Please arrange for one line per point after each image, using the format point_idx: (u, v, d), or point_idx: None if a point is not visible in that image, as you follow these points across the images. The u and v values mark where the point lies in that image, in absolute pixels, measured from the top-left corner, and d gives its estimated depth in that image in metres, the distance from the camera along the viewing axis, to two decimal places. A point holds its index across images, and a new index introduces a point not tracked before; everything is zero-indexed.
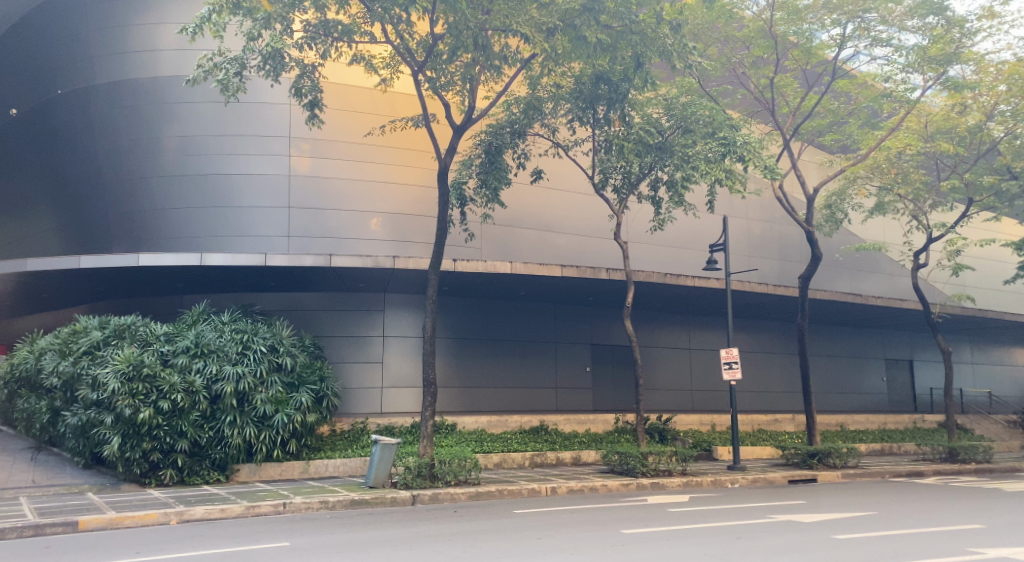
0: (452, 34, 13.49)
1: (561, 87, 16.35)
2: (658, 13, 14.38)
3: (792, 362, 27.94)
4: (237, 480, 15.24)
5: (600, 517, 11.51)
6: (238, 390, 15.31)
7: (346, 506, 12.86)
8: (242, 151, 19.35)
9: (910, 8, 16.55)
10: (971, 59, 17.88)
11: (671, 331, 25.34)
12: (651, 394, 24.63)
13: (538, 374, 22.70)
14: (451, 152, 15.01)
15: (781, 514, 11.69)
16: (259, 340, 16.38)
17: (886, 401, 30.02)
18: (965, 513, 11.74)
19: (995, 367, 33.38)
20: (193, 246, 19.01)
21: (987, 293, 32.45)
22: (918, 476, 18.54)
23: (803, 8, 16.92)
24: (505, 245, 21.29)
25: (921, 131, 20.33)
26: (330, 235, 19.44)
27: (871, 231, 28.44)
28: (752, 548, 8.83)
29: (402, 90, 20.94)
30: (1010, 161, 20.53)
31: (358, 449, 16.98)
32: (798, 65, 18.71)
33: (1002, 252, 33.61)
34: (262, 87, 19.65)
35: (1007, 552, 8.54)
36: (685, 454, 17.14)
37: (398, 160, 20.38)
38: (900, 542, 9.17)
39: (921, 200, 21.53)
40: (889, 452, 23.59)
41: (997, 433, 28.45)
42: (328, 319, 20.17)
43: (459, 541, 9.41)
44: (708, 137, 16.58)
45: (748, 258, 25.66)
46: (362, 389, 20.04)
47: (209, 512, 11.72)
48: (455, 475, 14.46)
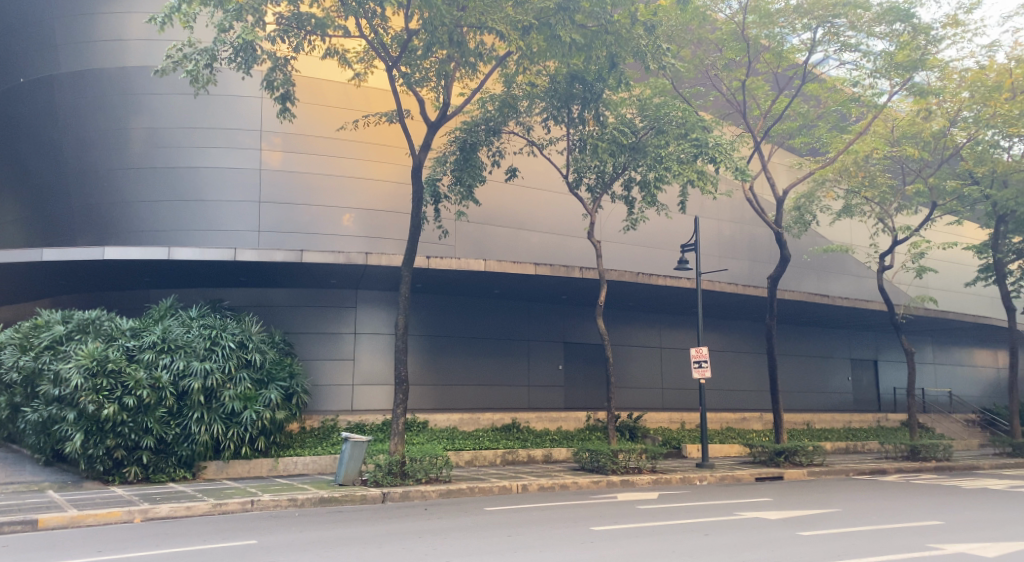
0: (427, 30, 13.45)
1: (536, 85, 16.39)
2: (633, 14, 14.45)
3: (761, 362, 28.33)
4: (203, 477, 15.02)
5: (570, 515, 11.52)
6: (206, 387, 15.13)
7: (315, 504, 12.77)
8: (211, 144, 19.08)
9: (878, 14, 16.82)
10: (935, 67, 18.23)
11: (643, 330, 25.53)
12: (622, 392, 24.80)
13: (510, 371, 22.74)
14: (425, 148, 14.92)
15: (747, 512, 11.84)
16: (227, 336, 16.18)
17: (851, 400, 30.57)
18: (927, 511, 11.99)
19: (956, 367, 34.16)
20: (161, 240, 18.69)
21: (949, 295, 33.22)
22: (881, 474, 18.86)
23: (774, 12, 17.16)
24: (479, 243, 21.27)
25: (888, 136, 20.70)
26: (301, 230, 19.26)
27: (838, 233, 28.94)
28: (718, 545, 8.92)
29: (376, 86, 20.78)
30: (973, 166, 21.11)
31: (328, 447, 16.87)
32: (769, 68, 18.96)
33: (964, 255, 34.44)
34: (233, 79, 19.39)
35: (966, 548, 8.73)
36: (655, 452, 17.28)
37: (370, 155, 20.26)
38: (863, 538, 9.35)
39: (887, 203, 21.84)
40: (854, 450, 24.03)
41: (957, 432, 29.09)
42: (299, 315, 19.97)
43: (427, 540, 9.36)
44: (681, 137, 16.65)
45: (719, 258, 25.94)
46: (333, 386, 19.90)
47: (173, 510, 11.55)
48: (425, 473, 14.44)
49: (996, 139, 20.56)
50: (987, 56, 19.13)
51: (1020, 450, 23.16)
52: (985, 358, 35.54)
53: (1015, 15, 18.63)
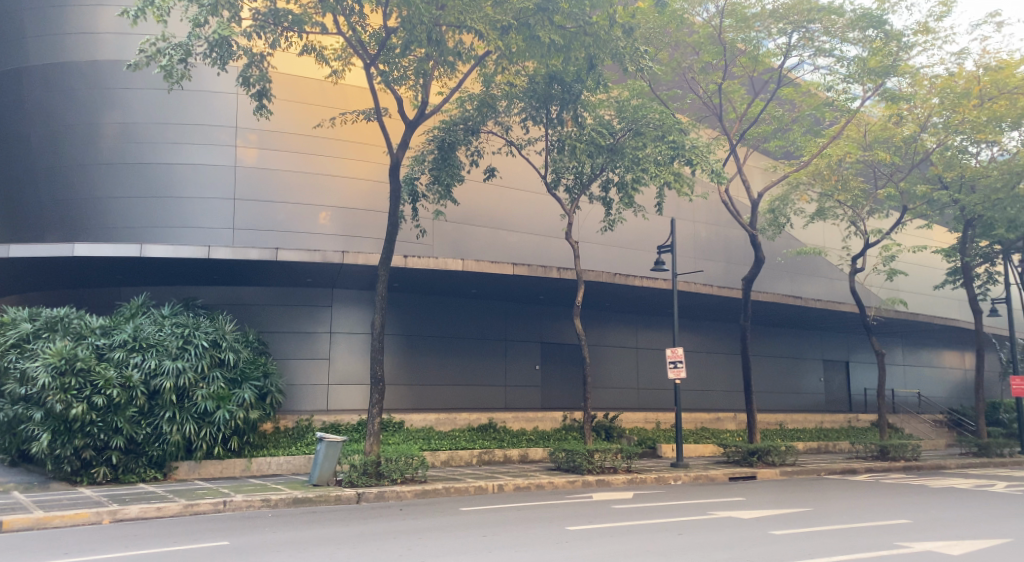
0: (405, 28, 13.38)
1: (514, 85, 16.39)
2: (612, 16, 14.45)
3: (735, 362, 28.61)
4: (175, 478, 14.82)
5: (544, 514, 11.55)
6: (178, 386, 14.94)
7: (288, 505, 12.66)
8: (186, 141, 18.84)
9: (851, 20, 17.07)
10: (907, 73, 18.50)
11: (620, 331, 25.67)
12: (598, 392, 24.90)
13: (487, 372, 22.73)
14: (403, 147, 14.81)
15: (720, 511, 11.94)
16: (200, 335, 15.96)
17: (823, 400, 31.01)
18: (896, 509, 12.16)
19: (925, 369, 34.77)
20: (133, 237, 18.40)
21: (919, 297, 33.82)
22: (852, 474, 19.14)
23: (751, 16, 17.35)
24: (456, 243, 21.23)
25: (860, 140, 20.92)
26: (276, 228, 19.08)
27: (812, 235, 29.31)
28: (691, 544, 8.99)
29: (354, 83, 20.69)
30: (942, 171, 21.51)
31: (302, 447, 16.75)
32: (745, 72, 19.14)
33: (933, 258, 35.10)
34: (208, 75, 19.18)
35: (932, 546, 8.90)
36: (630, 452, 17.38)
37: (348, 153, 20.13)
38: (834, 537, 9.49)
39: (860, 207, 22.13)
40: (826, 450, 24.36)
41: (925, 432, 29.64)
42: (274, 314, 19.79)
43: (402, 540, 9.33)
44: (658, 140, 16.74)
45: (695, 260, 26.16)
46: (308, 385, 19.74)
47: (144, 511, 11.39)
48: (401, 473, 14.38)
49: (964, 144, 20.88)
50: (957, 63, 19.50)
51: (985, 450, 23.65)
52: (952, 359, 36.23)
53: (984, 23, 19.01)
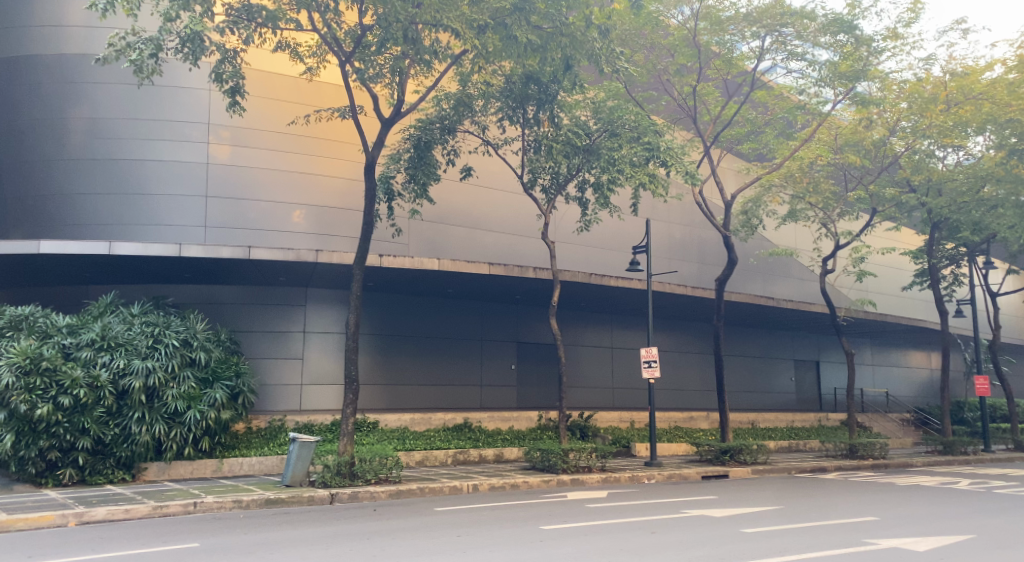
0: (381, 25, 13.28)
1: (491, 85, 16.39)
2: (588, 17, 14.42)
3: (708, 362, 28.88)
4: (144, 479, 14.61)
5: (518, 514, 11.55)
6: (147, 386, 14.70)
7: (260, 506, 12.52)
8: (156, 137, 18.56)
9: (823, 24, 17.32)
10: (876, 77, 18.75)
11: (595, 331, 25.79)
12: (573, 392, 24.99)
13: (462, 372, 22.70)
14: (379, 145, 14.68)
15: (692, 510, 12.04)
16: (171, 333, 15.73)
17: (794, 400, 31.43)
18: (866, 507, 12.35)
19: (894, 369, 35.38)
20: (101, 234, 18.08)
21: (888, 298, 34.44)
22: (822, 472, 19.43)
23: (725, 19, 17.55)
24: (432, 242, 21.16)
25: (831, 143, 21.18)
26: (249, 226, 18.89)
27: (784, 236, 29.69)
28: (664, 542, 9.06)
29: (328, 81, 20.56)
30: (910, 174, 21.93)
31: (275, 447, 16.59)
32: (719, 75, 19.30)
33: (901, 260, 35.75)
34: (179, 70, 18.92)
35: (898, 542, 9.07)
36: (604, 451, 17.46)
37: (322, 151, 19.98)
38: (803, 534, 9.60)
39: (831, 209, 22.42)
40: (796, 448, 24.70)
41: (893, 430, 30.21)
42: (246, 313, 19.58)
43: (375, 541, 9.28)
44: (634, 140, 16.84)
45: (669, 261, 26.37)
46: (281, 385, 19.57)
47: (111, 513, 11.19)
48: (375, 473, 14.31)
49: (931, 148, 21.33)
50: (924, 68, 19.88)
51: (950, 448, 24.16)
52: (919, 359, 36.94)
53: (951, 30, 19.38)
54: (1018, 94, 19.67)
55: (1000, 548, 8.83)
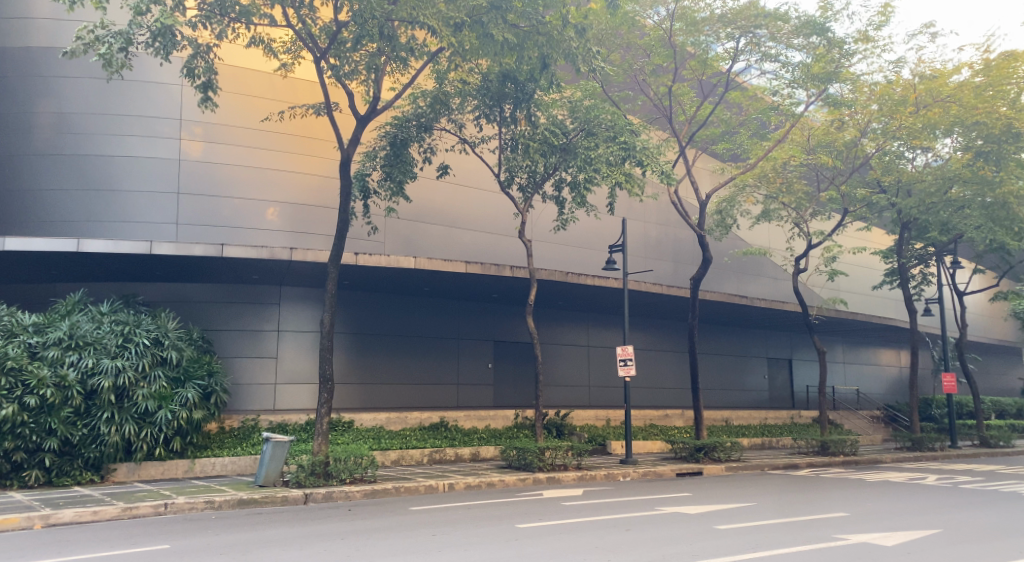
0: (356, 22, 13.11)
1: (467, 83, 16.33)
2: (565, 16, 14.40)
3: (683, 360, 29.10)
4: (113, 480, 14.36)
5: (495, 513, 11.55)
6: (117, 385, 14.47)
7: (233, 506, 12.37)
8: (126, 132, 18.26)
9: (796, 26, 17.56)
10: (849, 79, 18.98)
11: (571, 329, 25.86)
12: (549, 390, 25.04)
13: (438, 371, 22.65)
14: (354, 143, 14.56)
15: (667, 507, 12.11)
16: (141, 332, 15.50)
17: (767, 398, 31.78)
18: (837, 503, 12.53)
19: (864, 367, 35.93)
20: (69, 231, 17.73)
21: (859, 297, 34.97)
22: (794, 469, 19.68)
23: (700, 20, 17.67)
24: (409, 240, 21.06)
25: (804, 144, 21.41)
26: (223, 224, 18.65)
27: (758, 236, 30.01)
28: (638, 540, 9.10)
29: (303, 77, 20.36)
30: (880, 175, 22.30)
31: (248, 447, 16.42)
32: (694, 76, 19.46)
33: (871, 260, 36.32)
34: (150, 65, 18.65)
35: (868, 537, 9.21)
36: (581, 449, 17.50)
37: (296, 147, 19.77)
38: (776, 530, 9.71)
39: (803, 208, 22.67)
40: (769, 445, 24.99)
41: (863, 427, 30.70)
42: (219, 312, 19.35)
43: (350, 540, 9.23)
44: (609, 140, 16.91)
45: (645, 260, 26.52)
46: (254, 384, 19.36)
47: (79, 515, 10.98)
48: (350, 473, 14.19)
49: (901, 150, 21.76)
50: (894, 71, 20.19)
51: (918, 444, 24.61)
52: (889, 357, 37.59)
53: (919, 33, 19.69)
54: (984, 97, 20.00)
55: (965, 542, 9.02)
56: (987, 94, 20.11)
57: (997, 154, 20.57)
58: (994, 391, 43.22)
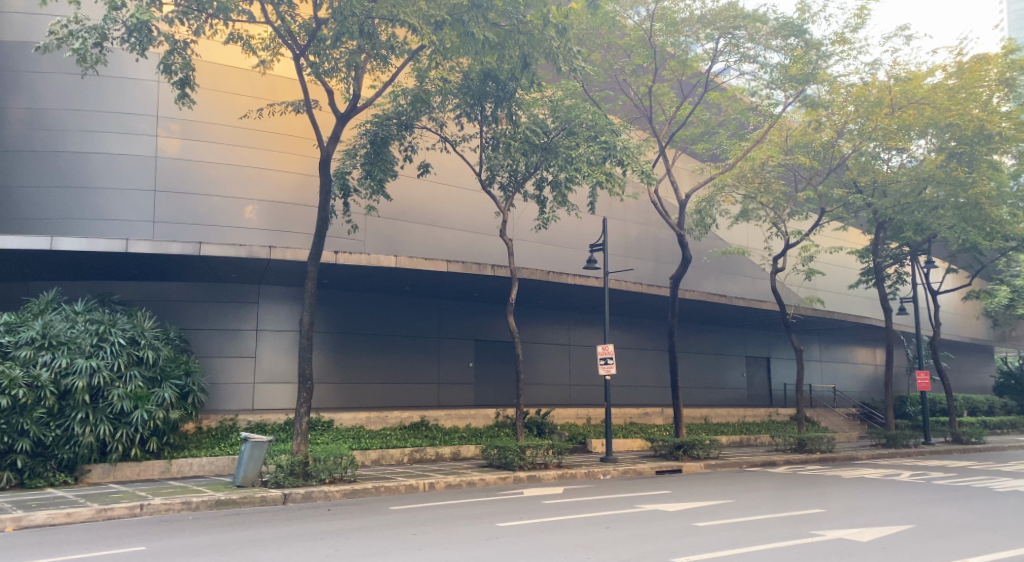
0: (336, 19, 13.05)
1: (448, 81, 16.29)
2: (545, 15, 14.42)
3: (662, 359, 29.28)
4: (87, 481, 14.17)
5: (475, 512, 11.55)
6: (91, 386, 14.27)
7: (210, 507, 12.24)
8: (100, 128, 18.01)
9: (774, 28, 17.75)
10: (826, 81, 19.20)
11: (552, 328, 25.91)
12: (530, 389, 25.08)
13: (419, 370, 22.58)
14: (334, 140, 14.46)
15: (646, 504, 12.20)
16: (117, 332, 15.29)
17: (745, 395, 32.06)
18: (814, 500, 12.66)
19: (841, 365, 36.37)
20: (43, 229, 17.47)
21: (836, 296, 35.40)
22: (771, 466, 19.87)
23: (680, 20, 17.74)
24: (389, 239, 20.97)
25: (781, 144, 21.90)
26: (200, 222, 18.46)
27: (736, 235, 30.27)
28: (618, 537, 9.15)
29: (282, 74, 20.18)
30: (856, 176, 22.60)
31: (226, 447, 16.29)
32: (674, 76, 19.53)
33: (848, 259, 36.75)
34: (126, 61, 18.42)
35: (843, 533, 9.32)
36: (561, 447, 17.54)
37: (275, 145, 19.60)
38: (753, 527, 9.79)
39: (781, 208, 22.90)
40: (748, 442, 25.20)
41: (839, 425, 31.08)
42: (197, 311, 19.15)
43: (330, 540, 9.19)
44: (590, 140, 16.95)
45: (626, 259, 26.64)
46: (232, 384, 19.19)
47: (51, 517, 10.81)
48: (330, 473, 14.07)
49: (876, 150, 22.00)
50: (870, 73, 20.42)
51: (893, 442, 24.93)
52: (865, 355, 38.09)
53: (895, 36, 19.95)
54: (958, 99, 20.31)
55: (938, 537, 9.17)
56: (959, 96, 20.44)
57: (970, 156, 20.90)
58: (966, 389, 43.97)
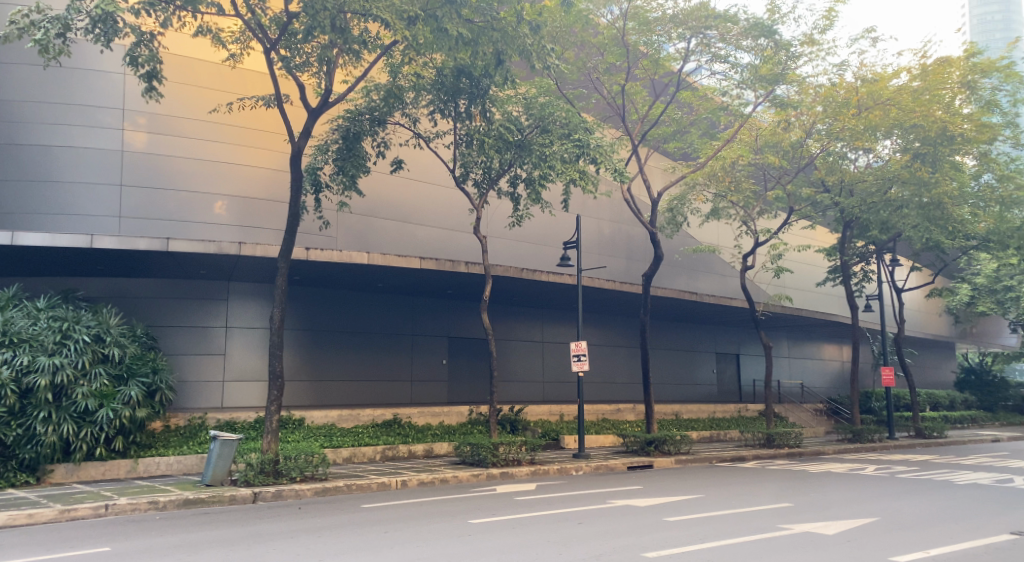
0: (307, 12, 12.87)
1: (422, 77, 16.10)
2: (519, 13, 14.42)
3: (634, 355, 29.51)
4: (50, 482, 13.87)
5: (447, 509, 11.52)
6: (54, 384, 13.99)
7: (178, 507, 12.08)
8: (64, 121, 17.62)
9: (745, 28, 17.90)
10: (794, 81, 19.46)
11: (525, 325, 25.97)
12: (503, 386, 25.10)
13: (391, 367, 22.47)
14: (305, 136, 14.30)
15: (618, 500, 12.28)
16: (80, 329, 14.99)
17: (715, 392, 32.44)
18: (782, 494, 12.86)
19: (809, 361, 36.95)
20: (4, 224, 17.07)
21: (804, 294, 35.96)
22: (740, 461, 20.14)
23: (652, 20, 17.90)
24: (362, 235, 20.83)
25: (752, 144, 21.91)
26: (167, 217, 18.17)
27: (707, 234, 30.60)
28: (589, 533, 9.21)
29: (253, 68, 19.93)
30: (824, 175, 22.95)
31: (195, 445, 16.09)
32: (647, 75, 19.57)
33: (817, 257, 37.32)
34: (91, 52, 18.06)
35: (810, 527, 9.48)
36: (534, 444, 17.59)
37: (245, 139, 19.33)
38: (723, 522, 9.90)
39: (751, 207, 23.17)
40: (718, 437, 25.52)
41: (807, 420, 31.60)
42: (165, 308, 18.87)
43: (298, 538, 9.11)
44: (564, 137, 17.00)
45: (599, 257, 26.76)
46: (201, 382, 18.95)
47: (12, 518, 10.58)
48: (301, 471, 13.97)
49: (844, 150, 22.31)
50: (838, 74, 20.76)
51: (858, 436, 25.41)
52: (832, 351, 38.75)
53: (862, 38, 20.29)
54: (922, 100, 20.71)
55: (900, 529, 9.37)
56: (924, 98, 20.86)
57: (933, 157, 21.27)
58: (929, 384, 45.03)
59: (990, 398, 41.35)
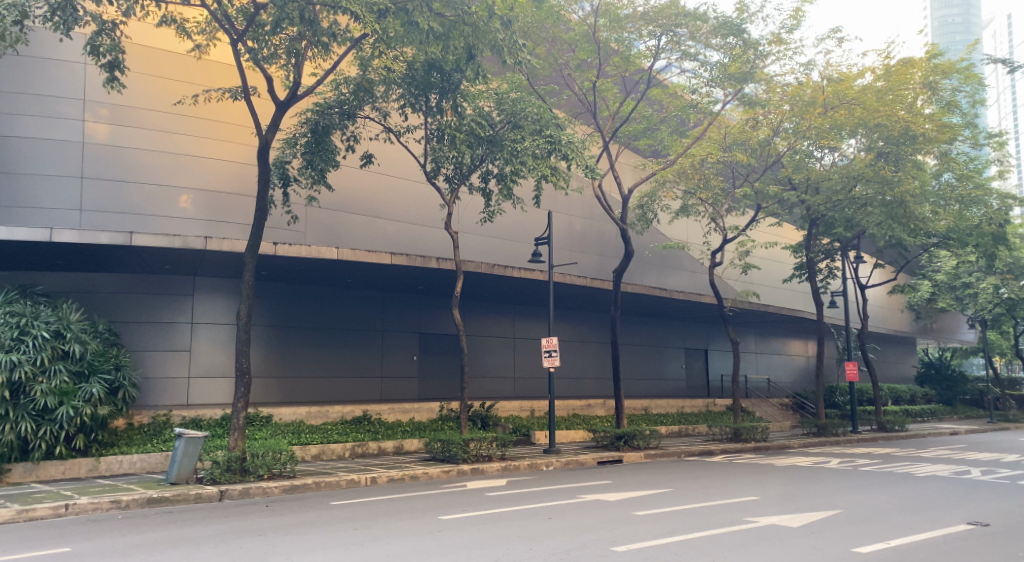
0: (276, 4, 12.62)
1: (392, 71, 15.94)
2: (490, 8, 14.37)
3: (605, 351, 29.66)
4: (7, 481, 13.52)
5: (417, 505, 11.48)
6: (11, 381, 13.65)
7: (141, 505, 11.86)
8: (22, 111, 17.14)
9: (714, 27, 18.08)
10: (762, 80, 19.76)
11: (496, 321, 25.94)
12: (474, 381, 25.07)
13: (360, 362, 22.29)
14: (273, 128, 14.07)
15: (588, 495, 12.33)
16: (39, 325, 14.58)
17: (684, 387, 32.75)
18: (748, 488, 13.03)
19: (775, 357, 37.49)
20: None
21: (771, 290, 36.49)
22: (708, 455, 20.38)
23: (623, 16, 17.94)
24: (331, 230, 20.63)
25: (721, 142, 22.32)
26: (130, 211, 17.79)
27: (677, 230, 30.90)
28: (559, 527, 9.22)
29: (219, 60, 19.58)
30: (791, 173, 23.27)
31: (159, 444, 15.78)
32: (617, 72, 19.66)
33: (784, 254, 37.85)
34: (50, 41, 17.59)
35: (776, 519, 9.61)
36: (505, 439, 17.59)
37: (211, 132, 19.00)
38: (691, 515, 9.99)
39: (719, 204, 23.38)
40: (686, 433, 25.81)
41: (774, 415, 32.06)
42: (129, 303, 18.49)
43: (265, 537, 8.98)
44: (536, 133, 16.77)
45: (570, 253, 26.83)
46: (166, 379, 18.61)
47: None
48: (269, 468, 13.80)
49: (810, 149, 22.64)
50: (805, 73, 21.01)
51: (823, 430, 25.88)
52: (798, 347, 39.37)
53: (828, 38, 20.58)
54: (885, 100, 21.13)
55: (863, 521, 9.54)
56: (887, 97, 21.32)
57: (896, 156, 21.73)
58: (890, 379, 46.10)
59: (948, 392, 42.43)
